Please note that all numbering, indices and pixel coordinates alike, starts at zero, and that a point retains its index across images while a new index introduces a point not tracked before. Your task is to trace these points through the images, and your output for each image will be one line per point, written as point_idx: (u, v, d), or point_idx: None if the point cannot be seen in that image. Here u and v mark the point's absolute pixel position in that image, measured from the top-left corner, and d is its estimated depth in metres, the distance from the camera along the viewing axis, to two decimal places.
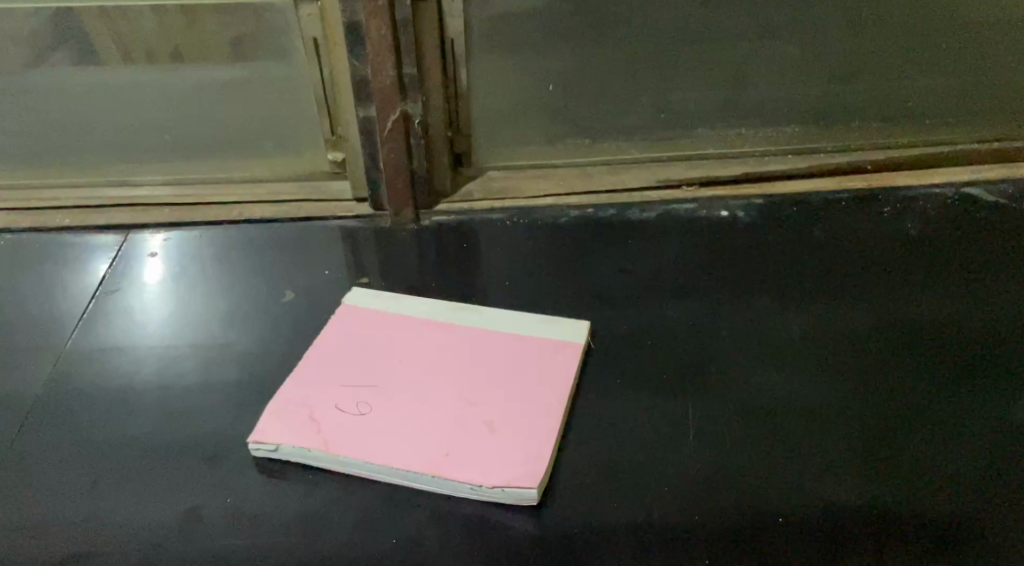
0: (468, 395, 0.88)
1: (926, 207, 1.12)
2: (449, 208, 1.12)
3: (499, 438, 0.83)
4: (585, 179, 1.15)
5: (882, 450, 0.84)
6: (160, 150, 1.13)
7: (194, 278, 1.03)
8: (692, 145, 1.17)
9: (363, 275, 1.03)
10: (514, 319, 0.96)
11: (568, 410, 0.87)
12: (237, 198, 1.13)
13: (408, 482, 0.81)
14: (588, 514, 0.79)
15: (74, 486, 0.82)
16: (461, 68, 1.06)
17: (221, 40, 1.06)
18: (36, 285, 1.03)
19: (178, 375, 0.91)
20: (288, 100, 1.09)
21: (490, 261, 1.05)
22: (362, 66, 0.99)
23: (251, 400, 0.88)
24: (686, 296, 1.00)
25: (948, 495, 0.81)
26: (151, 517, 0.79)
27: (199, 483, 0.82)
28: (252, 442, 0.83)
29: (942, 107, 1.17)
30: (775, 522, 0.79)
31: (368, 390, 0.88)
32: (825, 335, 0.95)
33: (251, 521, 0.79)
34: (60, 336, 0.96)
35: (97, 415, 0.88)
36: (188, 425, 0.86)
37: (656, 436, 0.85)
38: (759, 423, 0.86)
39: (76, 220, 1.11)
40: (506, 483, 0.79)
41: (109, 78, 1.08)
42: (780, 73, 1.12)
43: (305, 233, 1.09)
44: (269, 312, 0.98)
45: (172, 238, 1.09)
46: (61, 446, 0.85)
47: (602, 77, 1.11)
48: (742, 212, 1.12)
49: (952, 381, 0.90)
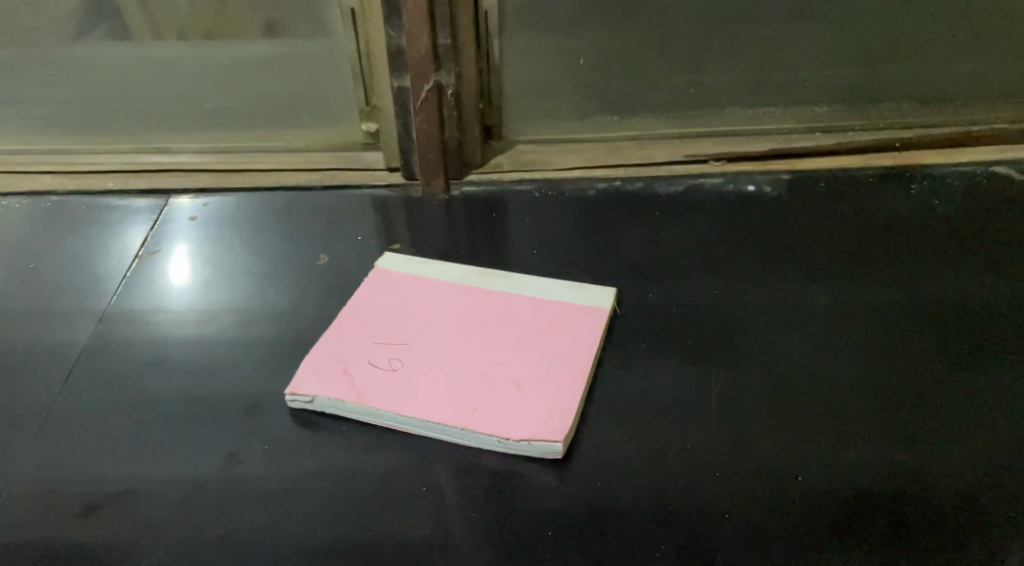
0: (496, 354, 0.90)
1: (956, 184, 1.12)
2: (479, 179, 1.15)
3: (526, 395, 0.85)
4: (612, 154, 1.17)
5: (904, 418, 0.85)
6: (201, 119, 1.18)
7: (231, 242, 1.06)
8: (721, 121, 1.19)
9: (394, 241, 1.06)
10: (542, 285, 0.98)
11: (593, 370, 0.89)
12: (274, 165, 1.18)
13: (436, 435, 0.84)
14: (609, 469, 0.81)
15: (117, 431, 0.86)
16: (495, 41, 1.09)
17: (262, 15, 1.09)
18: (81, 245, 1.07)
19: (215, 330, 0.95)
20: (326, 73, 1.12)
21: (518, 229, 1.08)
22: (399, 37, 1.02)
23: (285, 354, 0.92)
24: (710, 265, 1.01)
25: (972, 464, 0.82)
26: (192, 463, 0.83)
27: (237, 432, 0.85)
28: (289, 393, 0.86)
29: (975, 86, 1.17)
30: (794, 484, 0.80)
31: (399, 347, 0.91)
32: (848, 307, 0.96)
33: (285, 468, 0.82)
34: (104, 293, 1.00)
35: (138, 366, 0.92)
36: (226, 377, 0.90)
37: (679, 397, 0.87)
38: (782, 387, 0.88)
39: (120, 185, 1.16)
40: (532, 436, 0.82)
41: (155, 51, 1.12)
42: (809, 52, 1.13)
43: (340, 201, 1.13)
44: (304, 275, 1.01)
45: (212, 204, 1.13)
46: (106, 394, 0.89)
47: (630, 55, 1.13)
48: (769, 186, 1.13)
49: (969, 355, 0.90)
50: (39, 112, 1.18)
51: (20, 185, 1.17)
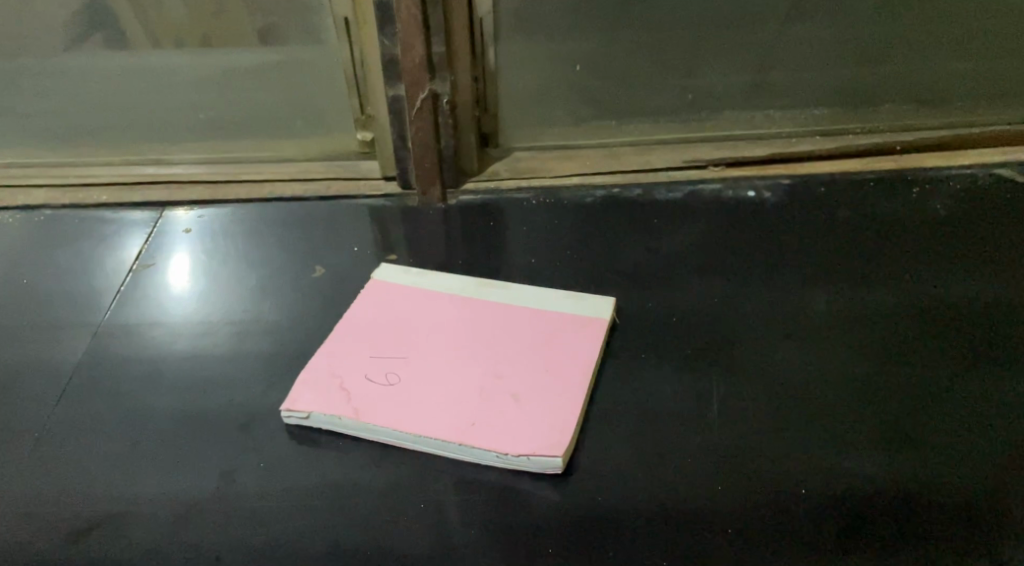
0: (494, 367, 0.89)
1: (958, 186, 1.11)
2: (476, 187, 1.14)
3: (525, 408, 0.84)
4: (611, 160, 1.16)
5: (908, 425, 0.84)
6: (195, 129, 1.17)
7: (227, 255, 1.05)
8: (720, 126, 1.18)
9: (391, 252, 1.05)
10: (540, 295, 0.97)
11: (593, 382, 0.88)
12: (269, 175, 1.17)
13: (435, 451, 0.83)
14: (610, 484, 0.80)
15: (111, 449, 0.85)
16: (489, 47, 1.08)
17: (256, 25, 1.08)
18: (75, 259, 1.07)
19: (211, 345, 0.94)
20: (320, 82, 1.12)
21: (515, 238, 1.06)
22: (393, 45, 1.01)
23: (281, 369, 0.91)
24: (710, 273, 1.00)
25: (978, 471, 0.81)
26: (187, 481, 0.82)
27: (232, 449, 0.84)
28: (284, 410, 0.85)
29: (975, 87, 1.16)
30: (798, 494, 0.79)
31: (396, 361, 0.90)
32: (850, 313, 0.95)
33: (282, 485, 0.81)
34: (98, 308, 0.99)
35: (133, 381, 0.91)
36: (221, 393, 0.89)
37: (679, 409, 0.86)
38: (783, 396, 0.87)
39: (114, 197, 1.15)
40: (532, 451, 0.80)
41: (147, 61, 1.11)
42: (808, 55, 1.12)
43: (336, 211, 1.12)
44: (299, 287, 1.00)
45: (206, 215, 1.12)
46: (100, 410, 0.88)
47: (627, 61, 1.12)
48: (769, 191, 1.12)
49: (972, 359, 0.89)
50: (32, 124, 1.17)
51: (14, 199, 1.16)
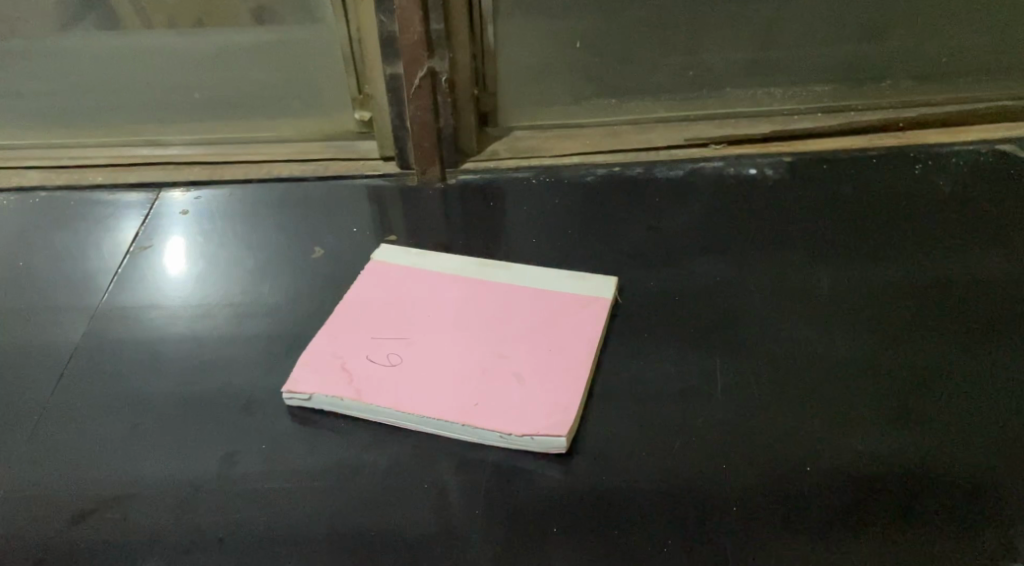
0: (496, 347, 0.88)
1: (961, 162, 1.10)
2: (475, 167, 1.13)
3: (528, 388, 0.84)
4: (611, 138, 1.15)
5: (913, 401, 0.84)
6: (191, 110, 1.15)
7: (224, 236, 1.05)
8: (721, 103, 1.17)
9: (390, 232, 1.04)
10: (542, 275, 0.96)
11: (596, 362, 0.87)
12: (266, 156, 1.16)
13: (438, 431, 0.82)
14: (614, 464, 0.80)
15: (111, 431, 0.84)
16: (489, 25, 1.07)
17: (252, 3, 1.07)
18: (72, 242, 1.05)
19: (211, 325, 0.93)
20: (317, 61, 1.10)
21: (515, 217, 1.06)
22: (390, 23, 1.00)
23: (281, 350, 0.90)
24: (712, 251, 0.99)
25: (982, 447, 0.80)
26: (188, 465, 0.81)
27: (234, 431, 0.84)
28: (286, 391, 0.85)
29: (977, 63, 1.15)
30: (804, 470, 0.79)
31: (398, 342, 0.89)
32: (853, 290, 0.94)
33: (285, 466, 0.81)
34: (96, 290, 0.99)
35: (132, 364, 0.90)
36: (221, 374, 0.88)
37: (683, 387, 0.85)
38: (787, 373, 0.86)
39: (110, 178, 1.14)
40: (535, 432, 0.80)
41: (142, 41, 1.10)
42: (810, 32, 1.11)
43: (334, 192, 1.11)
44: (299, 268, 1.00)
45: (204, 197, 1.11)
46: (99, 393, 0.88)
47: (628, 39, 1.11)
48: (771, 168, 1.11)
49: (976, 336, 0.89)
50: (26, 104, 1.16)
51: (9, 180, 1.15)
